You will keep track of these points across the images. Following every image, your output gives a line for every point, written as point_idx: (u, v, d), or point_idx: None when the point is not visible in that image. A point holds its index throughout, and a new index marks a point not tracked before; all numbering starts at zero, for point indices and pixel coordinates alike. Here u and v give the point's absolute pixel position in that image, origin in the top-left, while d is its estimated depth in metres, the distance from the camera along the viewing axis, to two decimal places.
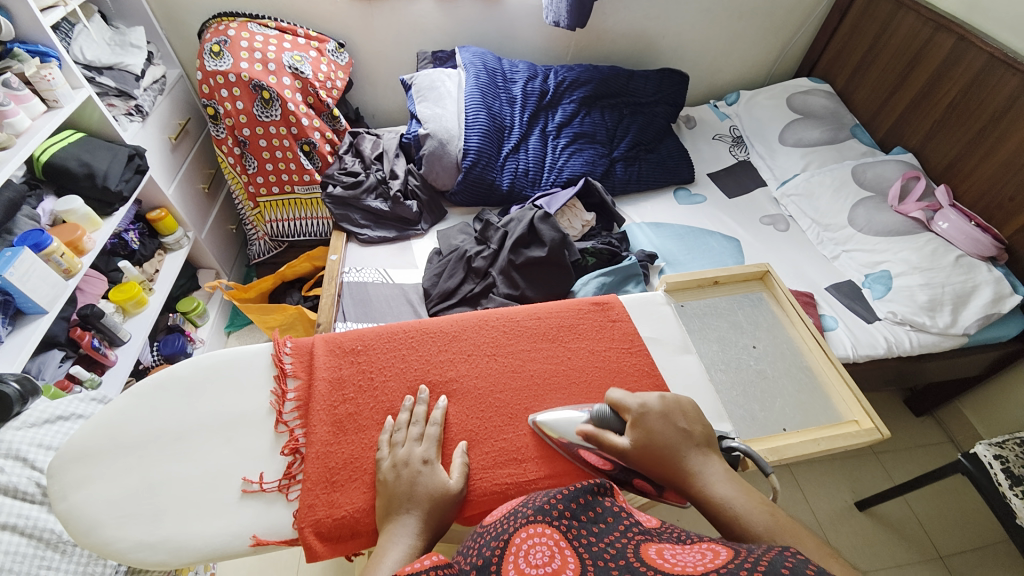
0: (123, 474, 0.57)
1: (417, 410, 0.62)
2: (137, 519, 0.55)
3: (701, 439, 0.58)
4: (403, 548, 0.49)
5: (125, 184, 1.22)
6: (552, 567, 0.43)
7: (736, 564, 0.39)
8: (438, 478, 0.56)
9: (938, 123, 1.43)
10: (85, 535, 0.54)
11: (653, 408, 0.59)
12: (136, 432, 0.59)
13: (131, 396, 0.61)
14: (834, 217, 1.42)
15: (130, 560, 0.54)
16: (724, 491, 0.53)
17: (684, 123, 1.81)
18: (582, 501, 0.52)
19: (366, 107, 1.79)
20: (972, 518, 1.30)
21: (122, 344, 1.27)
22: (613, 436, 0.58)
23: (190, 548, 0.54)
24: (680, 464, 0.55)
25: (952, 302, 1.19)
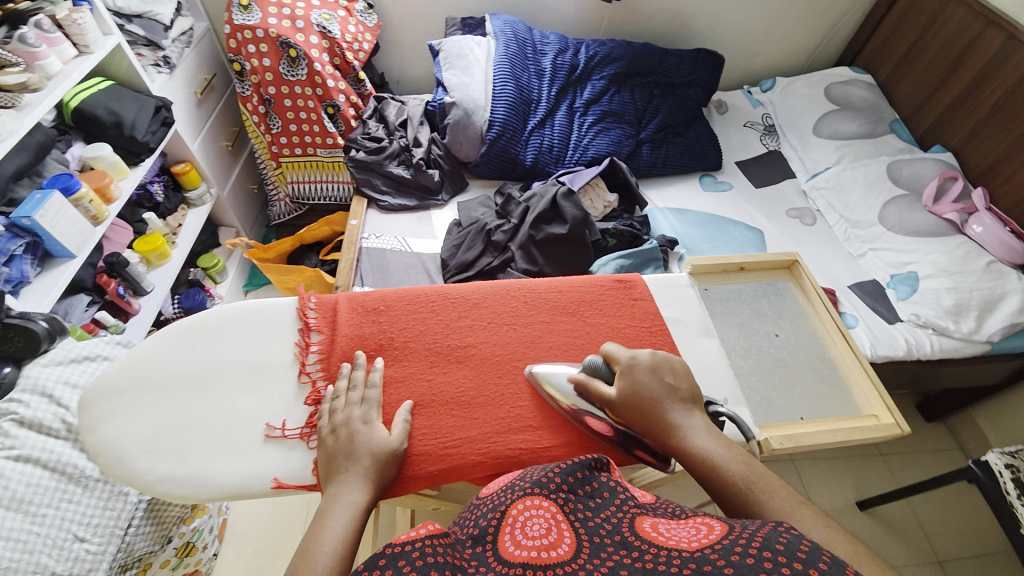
0: (151, 412, 0.59)
1: (355, 375, 0.61)
2: (163, 455, 0.57)
3: (686, 394, 0.59)
4: (348, 505, 0.50)
5: (152, 135, 1.22)
6: (548, 540, 0.46)
7: (730, 541, 0.40)
8: (378, 436, 0.56)
9: (981, 123, 1.37)
10: (113, 467, 0.57)
11: (642, 361, 0.61)
12: (163, 373, 0.61)
13: (160, 338, 0.63)
14: (863, 214, 1.38)
15: (156, 493, 0.56)
16: (703, 441, 0.55)
17: (715, 108, 1.76)
18: (580, 475, 0.54)
19: (391, 73, 1.77)
20: (974, 524, 1.30)
21: (145, 294, 1.30)
22: (601, 386, 0.60)
23: (213, 486, 0.56)
24: (663, 417, 0.57)
25: (977, 308, 1.16)
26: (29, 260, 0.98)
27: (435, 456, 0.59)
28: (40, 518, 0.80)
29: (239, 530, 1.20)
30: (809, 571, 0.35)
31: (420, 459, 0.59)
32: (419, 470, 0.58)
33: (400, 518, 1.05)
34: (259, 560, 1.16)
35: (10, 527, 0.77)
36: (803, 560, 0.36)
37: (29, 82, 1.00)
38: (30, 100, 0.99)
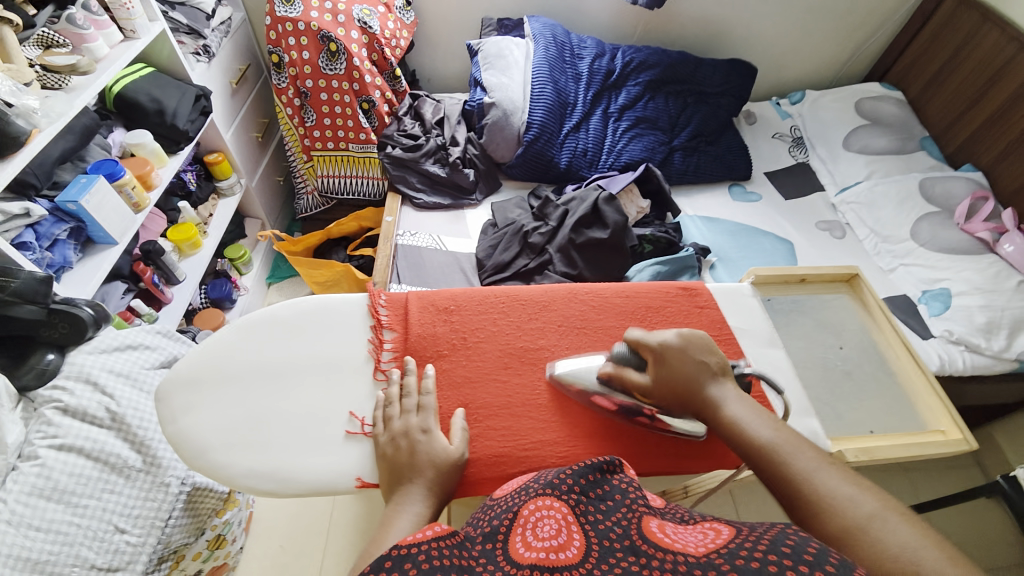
0: (230, 404, 0.59)
1: (407, 382, 0.60)
2: (245, 448, 0.57)
3: (719, 368, 0.60)
4: (411, 516, 0.50)
5: (191, 124, 1.21)
6: (559, 542, 0.45)
7: (736, 544, 0.41)
8: (440, 445, 0.56)
9: (1012, 144, 1.38)
10: (194, 459, 0.57)
11: (671, 345, 0.60)
12: (241, 366, 0.61)
13: (234, 329, 0.63)
14: (894, 229, 1.39)
15: (239, 486, 0.56)
16: (737, 410, 0.58)
17: (744, 118, 1.77)
18: (591, 478, 0.53)
19: (422, 71, 1.76)
20: (1000, 544, 1.30)
21: (176, 283, 1.30)
22: (634, 374, 0.60)
23: (296, 481, 0.56)
24: (699, 392, 0.59)
25: (1009, 326, 1.17)
26: (72, 245, 0.98)
27: (514, 459, 0.60)
28: (80, 510, 0.80)
29: (263, 524, 1.20)
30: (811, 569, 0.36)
31: (499, 461, 0.59)
32: (500, 471, 0.59)
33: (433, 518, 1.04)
34: (284, 556, 1.16)
35: (51, 518, 0.77)
36: (809, 562, 0.37)
37: (78, 65, 0.99)
38: (79, 83, 0.98)
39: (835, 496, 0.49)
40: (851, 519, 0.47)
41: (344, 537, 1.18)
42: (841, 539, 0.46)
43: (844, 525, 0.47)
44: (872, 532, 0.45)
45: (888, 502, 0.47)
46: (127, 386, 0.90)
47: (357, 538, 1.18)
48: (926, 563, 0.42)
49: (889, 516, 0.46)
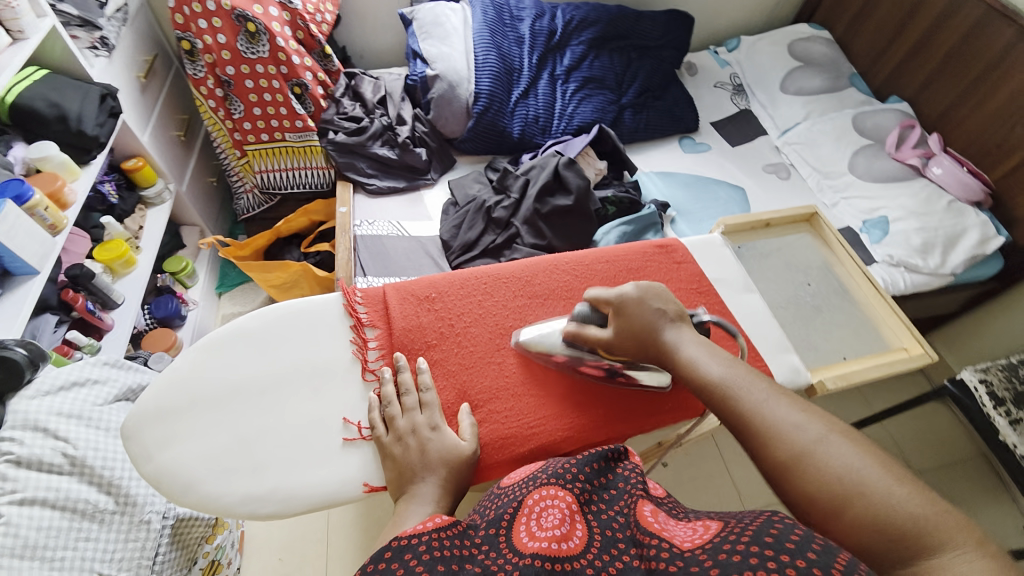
0: (210, 430, 0.55)
1: (402, 379, 0.58)
2: (237, 474, 0.53)
3: (675, 314, 0.61)
4: (420, 515, 0.48)
5: (101, 128, 1.08)
6: (561, 533, 0.46)
7: (722, 538, 0.42)
8: (447, 441, 0.54)
9: (934, 72, 1.46)
10: (182, 494, 0.53)
11: (630, 295, 0.61)
12: (216, 388, 0.56)
13: (199, 350, 0.58)
14: (834, 165, 1.46)
15: (238, 513, 0.53)
16: (692, 351, 0.58)
17: (686, 70, 1.78)
18: (597, 466, 0.54)
19: (354, 47, 1.64)
20: (945, 440, 1.46)
21: (116, 308, 1.19)
22: (596, 331, 0.60)
23: (300, 498, 0.53)
24: (655, 337, 0.59)
25: (943, 244, 1.27)
26: None
27: (522, 438, 0.60)
28: (57, 563, 0.74)
29: (258, 542, 1.16)
30: (793, 562, 0.37)
31: (508, 443, 0.59)
32: (510, 453, 0.59)
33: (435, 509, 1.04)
34: (285, 570, 1.13)
35: None
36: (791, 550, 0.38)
37: None
38: None
39: (785, 424, 0.51)
40: (800, 445, 0.49)
41: (345, 542, 1.17)
42: (791, 464, 0.49)
43: (795, 451, 0.49)
44: (821, 455, 0.48)
45: (832, 425, 0.51)
46: (82, 427, 0.83)
47: (358, 538, 1.17)
48: (872, 480, 0.45)
49: (835, 439, 0.49)
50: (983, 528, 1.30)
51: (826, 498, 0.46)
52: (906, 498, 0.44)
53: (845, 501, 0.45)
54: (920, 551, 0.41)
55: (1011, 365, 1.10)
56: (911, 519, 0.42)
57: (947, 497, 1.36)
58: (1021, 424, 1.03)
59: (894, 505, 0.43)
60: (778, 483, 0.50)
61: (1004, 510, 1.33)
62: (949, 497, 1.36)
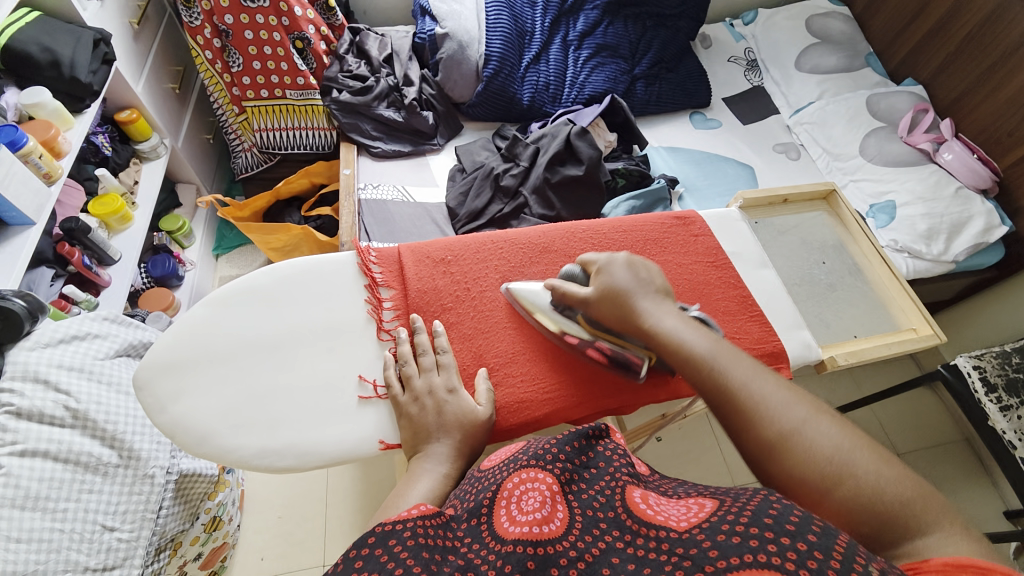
0: (224, 384, 0.54)
1: (419, 341, 0.57)
2: (252, 428, 0.53)
3: (661, 289, 0.59)
4: (436, 476, 0.49)
5: (94, 76, 1.03)
6: (542, 515, 0.46)
7: (719, 519, 0.41)
8: (464, 404, 0.54)
9: (951, 55, 1.43)
10: (197, 446, 0.53)
11: (619, 260, 0.59)
12: (230, 342, 0.56)
13: (211, 304, 0.57)
14: (845, 146, 1.45)
15: (253, 467, 0.53)
16: (674, 325, 0.55)
17: (700, 43, 1.74)
18: (578, 445, 0.55)
19: (358, 2, 1.57)
20: (931, 424, 1.50)
21: (112, 264, 1.16)
22: (576, 288, 0.59)
23: (317, 453, 0.53)
24: (631, 309, 0.56)
25: (947, 231, 1.27)
26: None
27: (537, 403, 0.60)
28: (60, 514, 0.74)
29: (258, 500, 1.18)
30: (795, 546, 0.37)
31: (522, 407, 0.59)
32: (525, 416, 0.59)
33: None
34: (284, 528, 1.15)
35: (30, 528, 0.71)
36: (788, 531, 0.38)
37: None
38: None
39: (772, 404, 0.49)
40: (786, 424, 0.47)
41: (344, 503, 1.19)
42: (777, 446, 0.47)
43: (780, 433, 0.47)
44: (806, 436, 0.46)
45: (818, 406, 0.49)
46: (84, 380, 0.82)
47: (357, 500, 1.19)
48: (859, 463, 0.44)
49: (822, 422, 0.47)
50: (963, 510, 1.35)
51: (812, 481, 0.44)
52: (893, 481, 0.43)
53: (835, 481, 0.43)
54: (905, 532, 0.41)
55: (1005, 352, 1.13)
56: (897, 501, 0.42)
57: (928, 477, 1.41)
58: (1011, 411, 1.05)
59: (881, 488, 0.43)
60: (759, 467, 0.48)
61: (983, 492, 1.38)
62: (929, 477, 1.41)
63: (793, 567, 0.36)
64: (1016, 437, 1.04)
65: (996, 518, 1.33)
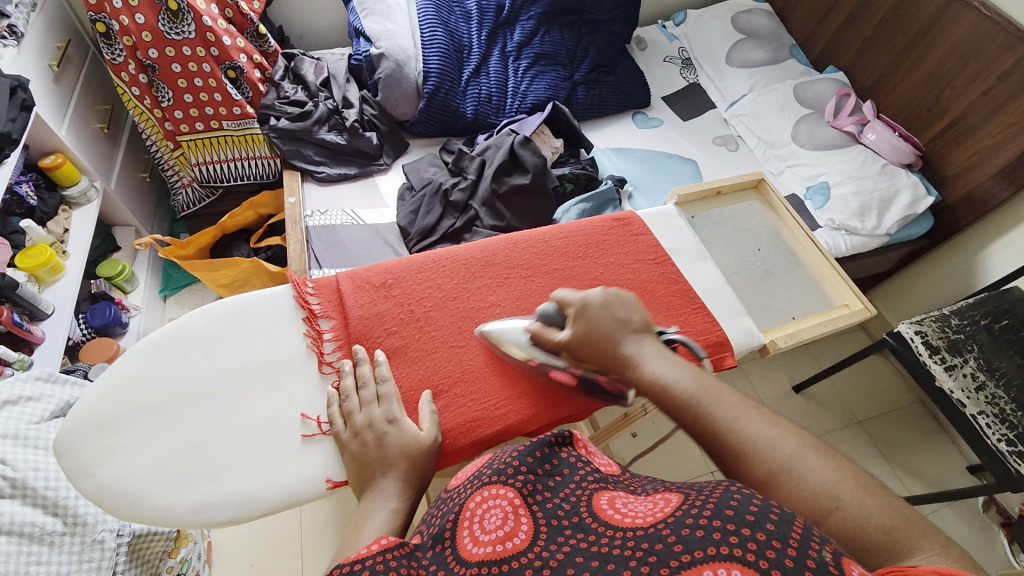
0: (155, 439, 0.52)
1: (361, 371, 0.56)
2: (187, 483, 0.51)
3: (640, 325, 0.59)
4: (385, 512, 0.47)
5: (12, 124, 0.99)
6: (505, 531, 0.45)
7: (683, 512, 0.41)
8: (409, 432, 0.53)
9: (867, 41, 1.52)
10: (127, 509, 0.50)
11: (595, 300, 0.59)
12: (162, 394, 0.53)
13: (138, 355, 0.54)
14: (778, 135, 1.52)
15: (191, 523, 0.50)
16: (654, 367, 0.55)
17: (636, 45, 1.79)
18: (540, 455, 0.54)
19: (291, 27, 1.55)
20: (886, 390, 1.57)
21: (45, 318, 1.09)
22: (552, 334, 0.58)
23: (259, 501, 0.51)
24: (617, 351, 0.56)
25: (878, 206, 1.35)
26: None
27: (490, 419, 0.59)
28: None
29: (226, 549, 1.12)
30: (755, 536, 0.37)
31: (475, 425, 0.58)
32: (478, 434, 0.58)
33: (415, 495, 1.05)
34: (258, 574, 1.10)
35: None
36: (749, 521, 0.38)
37: None
38: None
39: (760, 441, 0.48)
40: (776, 461, 0.47)
41: (320, 539, 1.14)
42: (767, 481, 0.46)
43: (767, 471, 0.46)
44: (795, 471, 0.46)
45: (801, 438, 0.48)
46: (21, 448, 0.77)
47: (334, 535, 1.15)
48: (845, 494, 0.44)
49: (806, 456, 0.47)
50: (928, 471, 1.43)
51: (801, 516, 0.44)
52: (877, 511, 0.43)
53: (823, 515, 0.43)
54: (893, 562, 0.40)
55: (944, 315, 1.19)
56: (884, 529, 0.42)
57: (891, 442, 1.48)
58: (955, 369, 1.12)
59: (867, 519, 0.42)
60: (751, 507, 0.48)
61: (940, 450, 1.47)
62: (889, 440, 1.48)
63: (754, 556, 0.36)
64: (963, 395, 1.10)
65: (957, 473, 1.42)
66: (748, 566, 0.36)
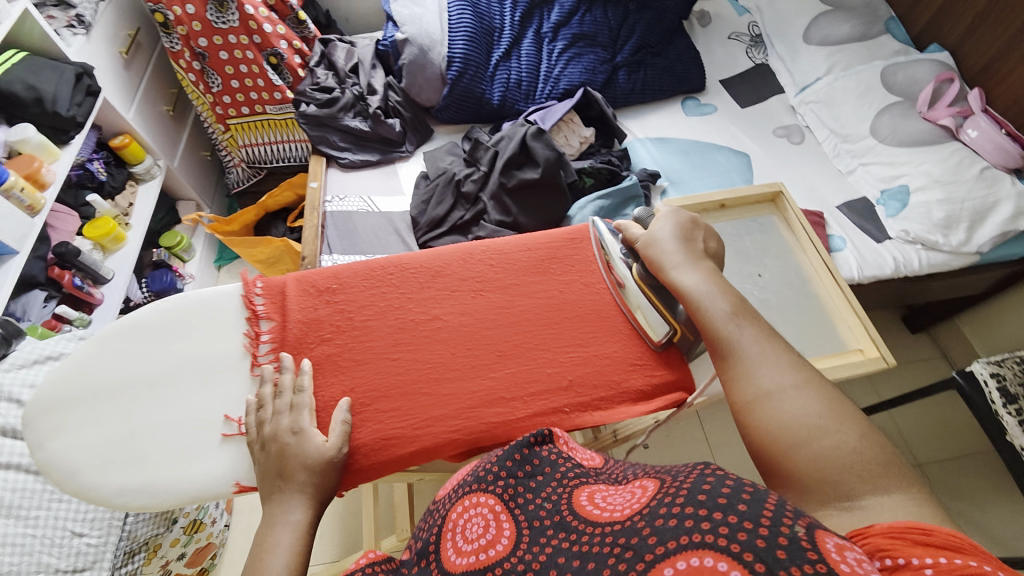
0: (98, 422, 0.58)
1: (283, 380, 0.58)
2: (116, 467, 0.56)
3: (714, 253, 0.64)
4: (291, 526, 0.51)
5: (77, 108, 1.11)
6: (487, 539, 0.43)
7: (656, 503, 0.38)
8: (311, 445, 0.54)
9: (981, 14, 1.24)
10: (66, 482, 0.56)
11: (685, 216, 0.65)
12: (107, 380, 0.59)
13: (95, 340, 0.60)
14: (854, 127, 1.29)
15: (115, 504, 0.56)
16: (696, 280, 0.58)
17: (697, 21, 1.61)
18: (519, 457, 0.51)
19: (337, 11, 1.58)
20: (958, 431, 1.34)
21: (106, 282, 1.25)
22: (636, 230, 0.66)
23: (172, 492, 0.56)
24: (683, 255, 0.61)
25: (969, 219, 1.11)
26: None
27: (405, 439, 0.58)
28: (32, 521, 0.82)
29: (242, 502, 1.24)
30: (725, 519, 0.34)
31: (388, 444, 0.58)
32: (389, 454, 0.58)
33: (398, 493, 1.04)
34: None
35: (5, 533, 0.80)
36: (721, 505, 0.35)
37: None
38: None
39: (775, 365, 0.52)
40: (783, 382, 0.50)
41: None
42: (769, 395, 0.50)
43: (773, 387, 0.50)
44: (797, 396, 0.49)
45: (811, 377, 0.51)
46: None
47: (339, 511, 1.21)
48: (839, 428, 0.46)
49: (809, 390, 0.49)
50: (1002, 533, 1.20)
51: (792, 434, 0.47)
52: (871, 448, 0.45)
53: (814, 434, 0.46)
54: (872, 487, 0.43)
55: None
56: (872, 462, 0.44)
57: (955, 494, 1.26)
58: None
59: (856, 449, 0.45)
60: (743, 421, 0.51)
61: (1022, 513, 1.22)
62: (956, 492, 1.27)
63: (727, 544, 0.32)
64: None
65: None
66: (723, 553, 0.32)
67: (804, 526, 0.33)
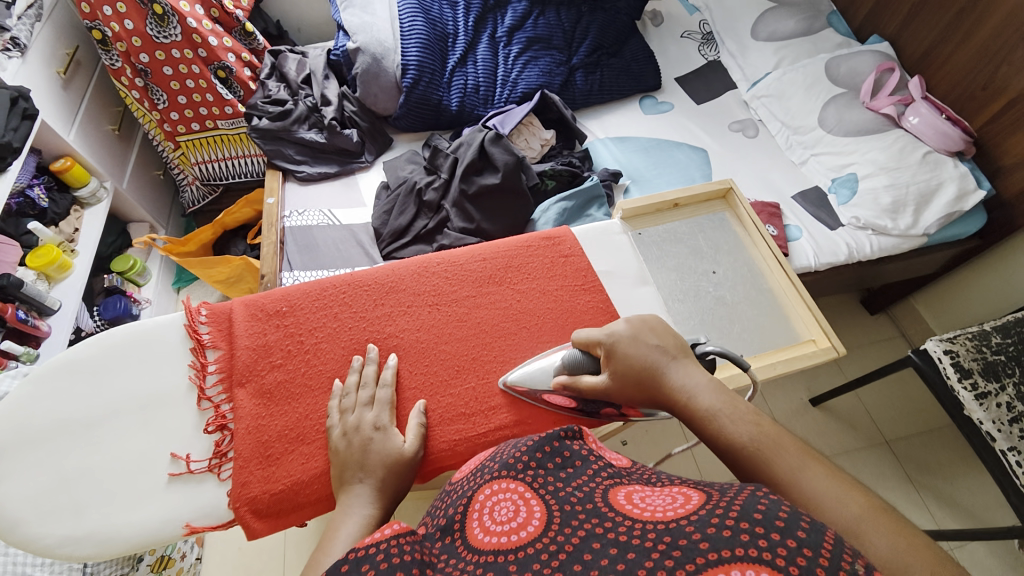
0: (35, 468, 0.58)
1: (367, 371, 0.64)
2: (57, 516, 0.57)
3: (677, 351, 0.58)
4: (360, 518, 0.50)
5: (13, 133, 1.05)
6: (515, 523, 0.42)
7: (707, 511, 0.36)
8: (393, 443, 0.58)
9: (916, 6, 1.30)
10: (6, 534, 0.56)
11: (622, 335, 0.60)
12: (42, 425, 0.59)
13: (29, 383, 0.60)
14: (804, 119, 1.34)
15: (59, 554, 0.56)
16: (702, 402, 0.53)
17: (650, 20, 1.64)
18: (549, 448, 0.50)
19: (288, 21, 1.55)
20: (921, 408, 1.40)
21: (52, 313, 1.19)
22: (589, 377, 0.60)
23: (118, 540, 0.57)
24: (660, 381, 0.56)
25: (915, 202, 1.16)
26: None
27: None
28: None
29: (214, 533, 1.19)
30: (784, 542, 0.32)
31: None
32: None
33: None
34: (244, 558, 1.16)
35: None
36: (780, 528, 0.33)
37: None
38: None
39: (825, 497, 0.43)
40: (841, 520, 0.41)
41: (301, 536, 1.18)
42: None
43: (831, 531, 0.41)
44: (865, 538, 0.39)
45: (869, 501, 0.42)
46: None
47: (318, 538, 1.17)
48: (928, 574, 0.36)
49: (872, 525, 0.40)
50: (963, 500, 1.27)
51: None
52: None
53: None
54: None
55: (984, 332, 1.03)
56: None
57: (921, 466, 1.32)
58: (987, 399, 0.96)
59: None
60: None
61: (981, 479, 1.29)
62: (923, 465, 1.32)
63: (784, 565, 0.31)
64: (994, 428, 0.95)
65: (998, 506, 1.25)
66: (778, 571, 0.31)
67: (863, 567, 0.32)
